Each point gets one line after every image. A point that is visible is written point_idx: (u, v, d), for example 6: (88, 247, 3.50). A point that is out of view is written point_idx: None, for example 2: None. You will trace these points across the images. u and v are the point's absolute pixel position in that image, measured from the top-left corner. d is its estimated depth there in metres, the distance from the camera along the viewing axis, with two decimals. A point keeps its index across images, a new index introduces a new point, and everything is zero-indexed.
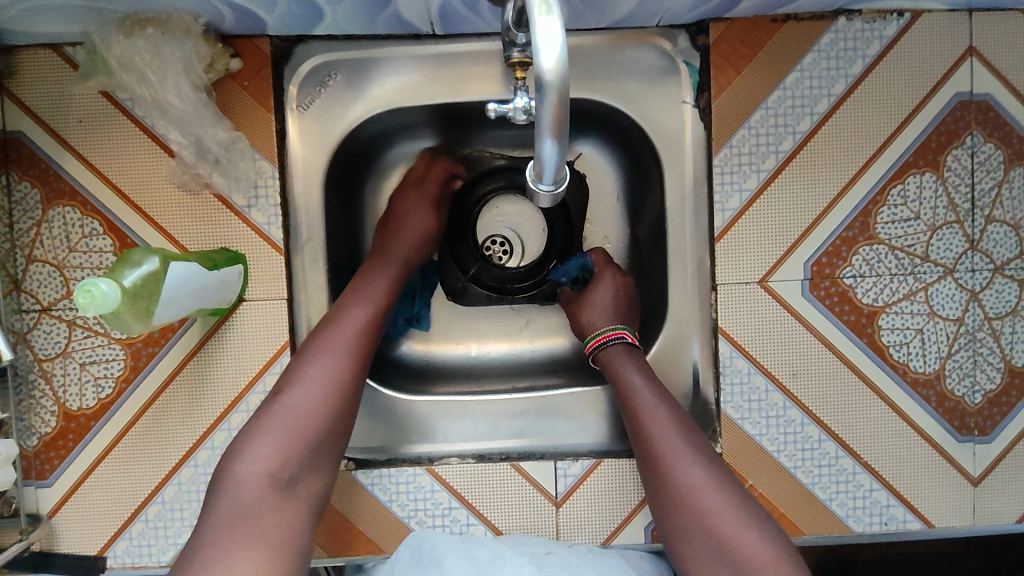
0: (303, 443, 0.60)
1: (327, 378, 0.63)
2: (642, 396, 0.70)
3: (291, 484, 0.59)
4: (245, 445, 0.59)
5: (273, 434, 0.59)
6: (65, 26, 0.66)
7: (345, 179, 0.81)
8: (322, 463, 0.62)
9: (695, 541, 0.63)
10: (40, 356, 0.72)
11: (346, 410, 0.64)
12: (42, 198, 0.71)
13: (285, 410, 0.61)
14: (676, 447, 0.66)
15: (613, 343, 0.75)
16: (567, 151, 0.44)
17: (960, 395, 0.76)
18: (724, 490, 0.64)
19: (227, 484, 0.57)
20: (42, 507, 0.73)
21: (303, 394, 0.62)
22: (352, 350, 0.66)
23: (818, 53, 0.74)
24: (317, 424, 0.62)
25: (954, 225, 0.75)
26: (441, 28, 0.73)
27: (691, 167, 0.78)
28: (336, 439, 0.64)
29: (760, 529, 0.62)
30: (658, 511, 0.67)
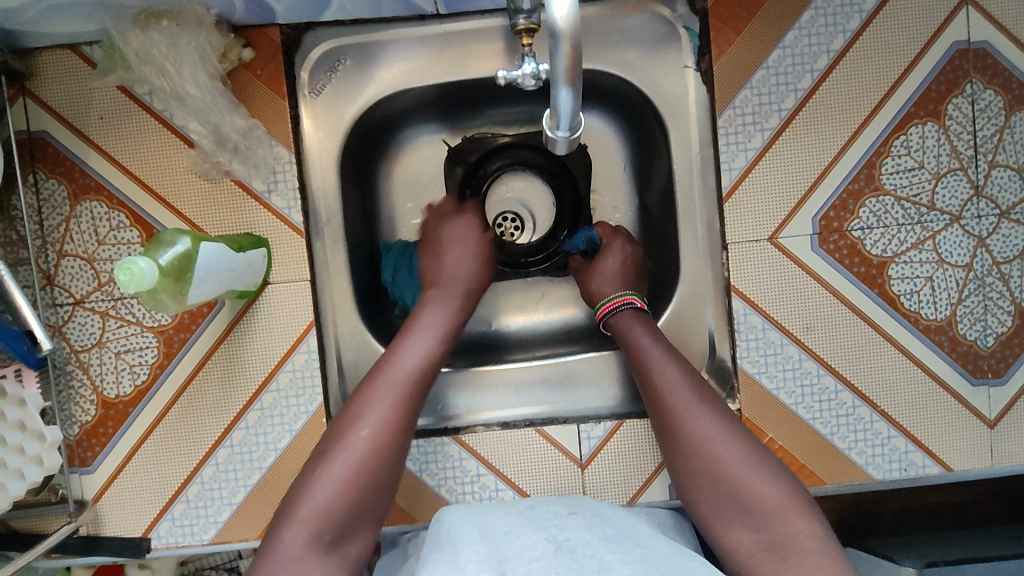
0: (351, 498, 0.61)
1: (382, 427, 0.64)
2: (651, 355, 0.72)
3: (333, 545, 0.60)
4: (301, 493, 0.61)
5: (326, 481, 0.61)
6: (83, 25, 0.68)
7: (358, 163, 0.83)
8: (369, 519, 0.63)
9: (707, 489, 0.66)
10: (76, 347, 0.75)
11: (394, 466, 0.65)
12: (69, 194, 0.74)
13: (341, 456, 0.63)
14: (687, 401, 0.68)
15: (622, 309, 0.77)
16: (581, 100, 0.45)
17: (973, 339, 0.78)
18: (736, 437, 0.66)
19: (282, 530, 0.59)
20: (86, 492, 0.76)
21: (360, 438, 0.63)
22: (399, 408, 0.66)
23: (814, 10, 0.75)
24: (366, 482, 0.62)
25: (959, 172, 0.77)
26: (444, 8, 0.75)
27: (696, 130, 0.79)
28: (384, 493, 0.64)
29: (770, 471, 0.64)
30: (671, 461, 0.69)
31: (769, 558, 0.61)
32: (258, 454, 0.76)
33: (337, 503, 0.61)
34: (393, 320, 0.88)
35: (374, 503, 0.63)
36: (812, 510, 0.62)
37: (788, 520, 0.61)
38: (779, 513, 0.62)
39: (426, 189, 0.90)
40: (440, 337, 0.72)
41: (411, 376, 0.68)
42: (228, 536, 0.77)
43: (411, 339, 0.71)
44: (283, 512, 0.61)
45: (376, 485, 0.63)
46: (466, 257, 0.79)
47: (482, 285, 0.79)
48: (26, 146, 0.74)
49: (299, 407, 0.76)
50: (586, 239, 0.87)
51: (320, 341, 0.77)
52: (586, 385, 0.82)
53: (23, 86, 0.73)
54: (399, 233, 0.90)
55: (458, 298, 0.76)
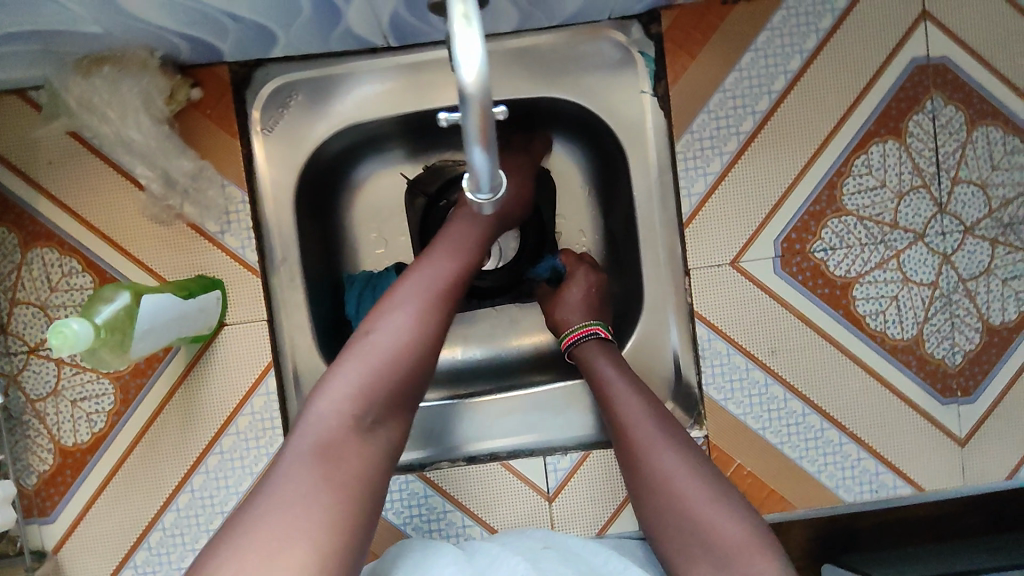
0: (389, 383, 0.54)
1: (412, 326, 0.56)
2: (616, 387, 0.71)
3: (373, 427, 0.53)
4: (325, 386, 0.54)
5: (355, 373, 0.53)
6: (24, 72, 0.67)
7: (315, 197, 0.82)
8: (406, 410, 0.56)
9: (670, 526, 0.63)
10: (32, 397, 0.74)
11: (433, 358, 0.58)
12: (19, 241, 0.73)
13: (369, 352, 0.55)
14: (650, 434, 0.67)
15: (586, 340, 0.76)
16: (498, 159, 0.44)
17: (940, 357, 0.77)
18: (700, 471, 0.64)
19: (309, 423, 0.51)
20: (47, 543, 0.75)
21: (389, 335, 0.55)
22: (442, 297, 0.60)
23: (771, 31, 0.74)
24: (408, 368, 0.55)
25: (921, 189, 0.76)
26: (394, 40, 0.74)
27: (655, 154, 0.78)
28: (422, 389, 0.57)
29: (732, 508, 0.61)
30: (638, 499, 0.67)
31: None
32: (219, 498, 0.75)
33: (376, 385, 0.53)
34: None
35: (410, 397, 0.56)
36: (775, 549, 0.58)
37: (749, 560, 0.58)
38: (740, 551, 0.58)
39: (388, 219, 0.88)
40: (476, 242, 0.67)
41: (448, 275, 0.62)
42: None
43: (449, 240, 0.65)
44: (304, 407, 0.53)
45: (417, 375, 0.56)
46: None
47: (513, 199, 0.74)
48: None
49: (260, 449, 0.75)
50: (552, 266, 0.86)
51: (280, 381, 0.76)
52: (554, 416, 0.81)
53: None
54: (363, 264, 0.89)
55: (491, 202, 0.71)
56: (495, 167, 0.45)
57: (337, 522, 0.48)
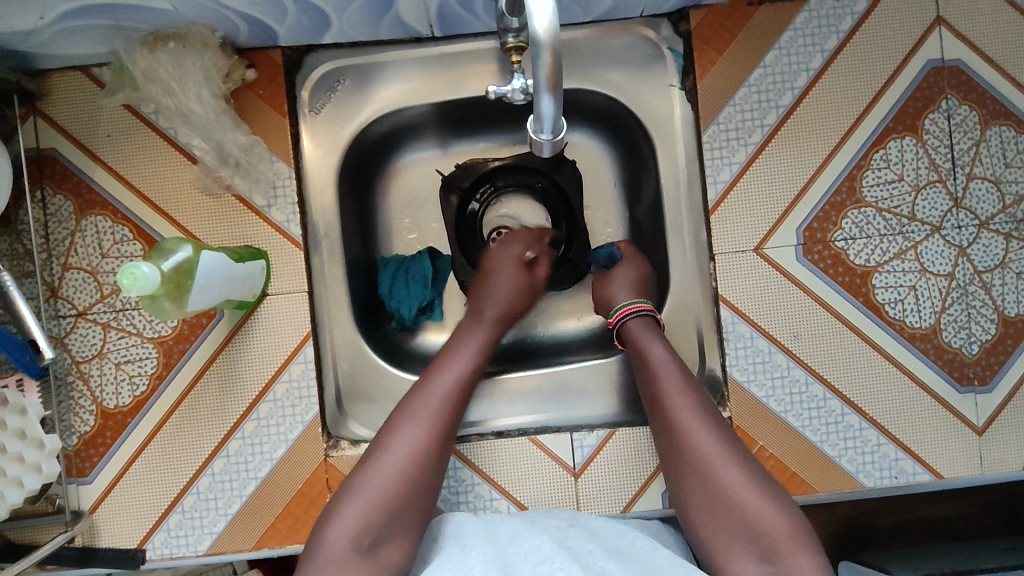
0: (390, 507, 0.64)
1: (410, 451, 0.66)
2: (659, 369, 0.72)
3: (373, 549, 0.62)
4: (336, 512, 0.64)
5: (358, 498, 0.64)
6: (94, 47, 0.72)
7: (355, 180, 0.86)
8: (407, 525, 0.65)
9: (711, 513, 0.65)
10: (77, 358, 0.77)
11: (433, 470, 0.68)
12: (75, 209, 0.76)
13: (371, 479, 0.65)
14: (694, 417, 0.68)
15: (629, 318, 0.77)
16: (563, 104, 0.48)
17: (958, 346, 0.79)
18: (737, 459, 0.66)
19: (318, 546, 0.62)
20: (83, 503, 0.77)
21: (390, 459, 0.66)
22: (437, 419, 0.69)
23: (793, 31, 0.79)
24: (406, 490, 0.65)
25: (937, 184, 0.79)
26: (439, 30, 0.78)
27: (682, 145, 0.82)
28: (424, 501, 0.67)
29: (773, 497, 0.64)
30: (675, 481, 0.68)
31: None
32: (254, 464, 0.77)
33: (377, 510, 0.63)
34: (389, 331, 0.90)
35: (411, 511, 0.65)
36: (812, 541, 0.61)
37: (790, 552, 0.61)
38: (784, 542, 0.61)
39: (422, 206, 0.92)
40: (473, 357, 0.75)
41: (440, 410, 0.70)
42: (223, 547, 0.77)
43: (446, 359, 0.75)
44: (324, 522, 0.64)
45: (413, 498, 0.66)
46: (500, 283, 0.81)
47: (518, 305, 0.82)
48: (33, 162, 0.76)
49: (296, 417, 0.78)
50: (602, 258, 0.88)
51: (317, 351, 0.79)
52: (578, 395, 0.84)
53: (32, 105, 0.76)
54: (396, 247, 0.92)
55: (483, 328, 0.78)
56: (559, 112, 0.49)
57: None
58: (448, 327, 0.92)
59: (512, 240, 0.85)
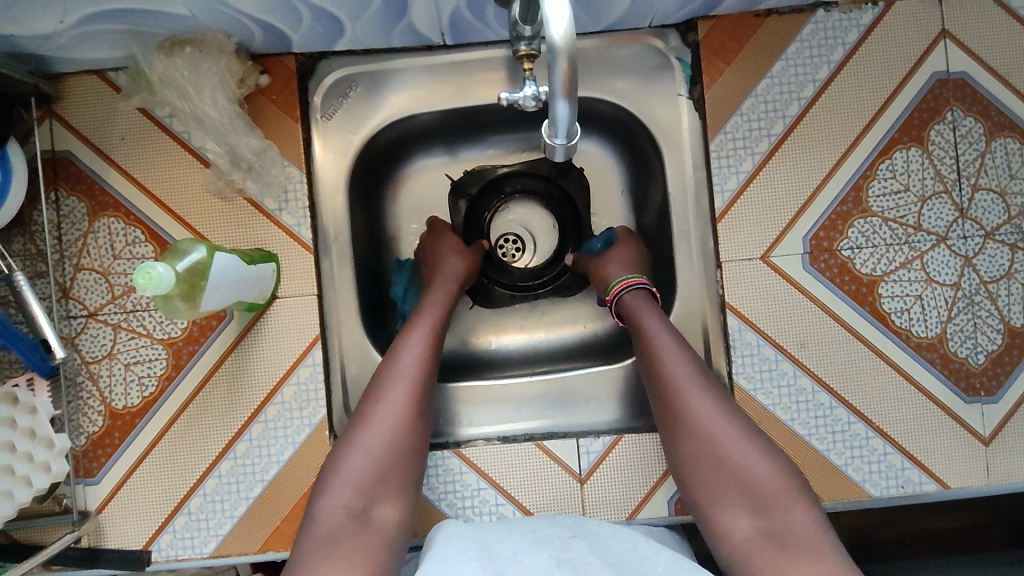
0: (378, 472, 0.64)
1: (391, 415, 0.67)
2: (655, 338, 0.71)
3: (366, 512, 0.62)
4: (327, 482, 0.64)
5: (346, 465, 0.64)
6: (111, 51, 0.73)
7: (365, 185, 0.87)
8: (397, 488, 0.65)
9: (710, 478, 0.65)
10: (87, 358, 0.77)
11: (416, 433, 0.68)
12: (88, 210, 0.77)
13: (358, 446, 0.65)
14: (688, 377, 0.68)
15: (627, 292, 0.77)
16: (577, 108, 0.48)
17: (964, 356, 0.79)
18: (735, 423, 0.66)
19: (312, 516, 0.62)
20: (90, 503, 0.77)
21: (373, 426, 0.66)
22: (414, 381, 0.69)
23: (800, 43, 0.80)
24: (391, 453, 0.66)
25: (943, 195, 0.80)
26: (450, 38, 0.79)
27: (690, 154, 0.83)
28: (410, 461, 0.67)
29: (772, 459, 0.65)
30: (674, 449, 0.68)
31: (770, 543, 0.60)
32: (260, 466, 0.78)
33: (366, 475, 0.64)
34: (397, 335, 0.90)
35: (398, 475, 0.66)
36: (810, 499, 0.62)
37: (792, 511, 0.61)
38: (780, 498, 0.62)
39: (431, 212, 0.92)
40: (437, 319, 0.76)
41: (416, 369, 0.70)
42: (229, 549, 0.77)
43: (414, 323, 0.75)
44: (315, 494, 0.64)
45: (401, 461, 0.66)
46: (446, 254, 0.84)
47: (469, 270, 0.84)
48: (48, 165, 0.77)
49: (303, 419, 0.78)
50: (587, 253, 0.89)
51: (325, 354, 0.80)
52: (585, 401, 0.84)
53: (48, 108, 0.77)
54: (404, 252, 0.93)
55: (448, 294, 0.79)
56: (573, 116, 0.49)
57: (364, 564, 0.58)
58: (455, 333, 0.92)
59: (428, 230, 0.89)
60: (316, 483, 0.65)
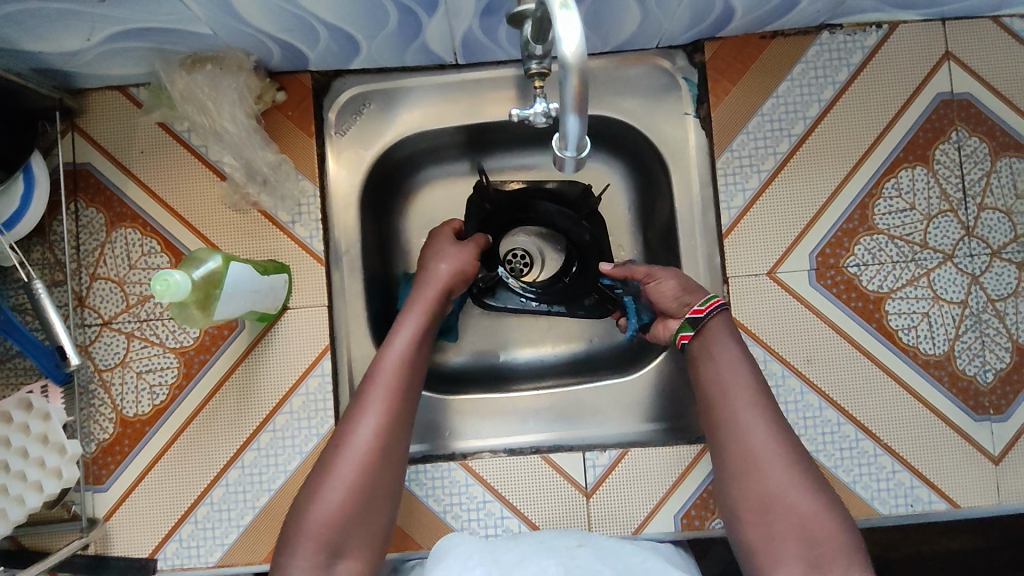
0: (346, 522, 0.62)
1: (356, 461, 0.64)
2: (728, 365, 0.69)
3: (331, 568, 0.61)
4: (293, 532, 0.62)
5: (311, 516, 0.62)
6: (134, 68, 0.75)
7: (377, 199, 0.88)
8: (366, 537, 0.64)
9: (761, 518, 0.64)
10: (100, 366, 0.78)
11: (385, 476, 0.65)
12: (106, 221, 0.79)
13: (322, 495, 0.63)
14: (759, 418, 0.66)
15: (715, 314, 0.72)
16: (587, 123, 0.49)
17: (972, 374, 0.79)
18: (800, 468, 0.64)
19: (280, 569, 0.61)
20: (98, 511, 0.78)
21: (340, 472, 0.63)
22: (383, 422, 0.66)
23: (805, 64, 0.81)
24: (358, 502, 0.63)
25: (949, 214, 0.80)
26: (462, 58, 0.81)
27: (696, 171, 0.84)
28: (378, 508, 0.65)
29: (832, 509, 0.63)
30: (728, 482, 0.66)
31: None
32: (267, 476, 0.78)
33: (331, 528, 0.62)
34: None
35: (367, 524, 0.64)
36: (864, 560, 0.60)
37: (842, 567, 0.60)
38: (831, 558, 0.60)
39: None
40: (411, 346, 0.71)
41: (385, 408, 0.66)
42: (234, 559, 0.77)
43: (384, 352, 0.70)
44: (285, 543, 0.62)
45: (371, 507, 0.64)
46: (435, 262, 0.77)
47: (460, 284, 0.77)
48: (69, 176, 0.79)
49: (311, 429, 0.79)
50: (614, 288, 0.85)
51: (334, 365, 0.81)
52: (591, 415, 0.84)
53: (71, 122, 0.80)
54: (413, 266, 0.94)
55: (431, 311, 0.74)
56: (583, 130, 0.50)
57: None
58: (463, 346, 0.92)
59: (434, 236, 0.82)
60: (284, 529, 0.64)
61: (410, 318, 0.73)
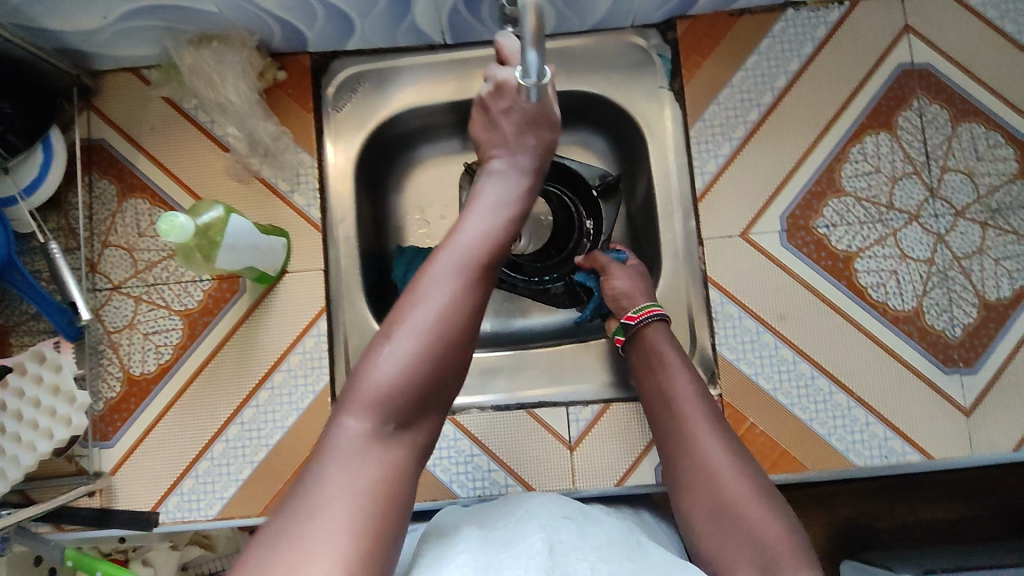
0: (419, 382, 0.54)
1: (439, 314, 0.55)
2: (672, 379, 0.74)
3: (395, 431, 0.54)
4: (360, 383, 0.54)
5: (383, 368, 0.54)
6: (146, 48, 0.81)
7: (372, 174, 0.94)
8: (433, 408, 0.57)
9: (712, 524, 0.65)
10: (109, 328, 0.83)
11: (468, 342, 0.58)
12: (117, 192, 0.84)
13: (397, 346, 0.55)
14: (702, 426, 0.70)
15: (651, 320, 0.79)
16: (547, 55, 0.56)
17: (941, 328, 0.82)
18: (744, 474, 0.66)
19: (334, 430, 0.53)
20: (104, 466, 0.82)
21: (419, 323, 0.55)
22: (469, 278, 0.58)
23: (772, 38, 0.86)
24: (437, 363, 0.55)
25: (913, 176, 0.84)
26: (450, 37, 0.87)
27: (672, 141, 0.89)
28: (453, 379, 0.57)
29: (778, 512, 0.64)
30: (681, 491, 0.69)
31: None
32: (265, 431, 0.82)
33: (403, 385, 0.54)
34: None
35: (437, 393, 0.56)
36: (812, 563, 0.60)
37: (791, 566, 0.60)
38: (785, 555, 0.60)
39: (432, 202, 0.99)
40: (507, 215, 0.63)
41: (470, 265, 0.58)
42: (233, 511, 0.81)
43: (478, 213, 0.63)
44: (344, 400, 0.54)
45: (439, 384, 0.56)
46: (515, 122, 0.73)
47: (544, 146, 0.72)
48: (84, 151, 0.85)
49: (307, 386, 0.82)
50: (586, 281, 0.91)
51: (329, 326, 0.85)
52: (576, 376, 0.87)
53: (87, 101, 0.86)
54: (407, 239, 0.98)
55: (512, 207, 0.65)
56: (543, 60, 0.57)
57: (359, 529, 0.49)
58: None
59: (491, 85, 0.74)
60: (344, 385, 0.56)
61: (496, 205, 0.64)
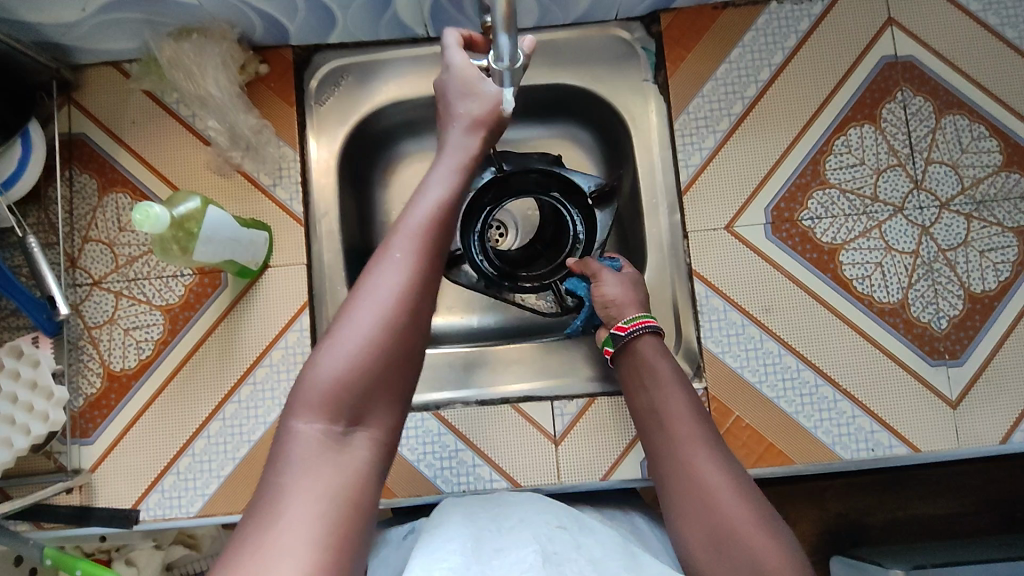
0: (368, 375, 0.54)
1: (383, 305, 0.55)
2: (664, 391, 0.71)
3: (347, 430, 0.54)
4: (309, 382, 0.54)
5: (329, 364, 0.54)
6: (126, 41, 0.81)
7: (356, 169, 0.93)
8: (388, 400, 0.56)
9: (705, 545, 0.62)
10: (89, 323, 0.82)
11: (418, 330, 0.57)
12: (98, 187, 0.84)
13: (343, 339, 0.54)
14: (695, 443, 0.67)
15: (642, 333, 0.77)
16: (519, 40, 0.55)
17: (927, 321, 0.82)
18: (740, 493, 0.63)
19: (288, 435, 0.53)
20: (84, 463, 0.81)
21: (364, 315, 0.55)
22: (414, 265, 0.57)
23: (755, 31, 0.86)
24: (385, 353, 0.55)
25: (897, 168, 0.84)
26: (433, 30, 0.87)
27: (657, 135, 0.89)
28: (406, 369, 0.57)
29: (775, 533, 0.61)
30: (673, 509, 0.66)
31: None
32: (248, 427, 0.81)
33: (351, 379, 0.53)
34: None
35: (390, 384, 0.56)
36: None
37: None
38: None
39: None
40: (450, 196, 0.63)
41: (414, 251, 0.58)
42: (214, 509, 0.80)
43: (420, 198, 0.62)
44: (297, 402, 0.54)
45: (391, 375, 0.55)
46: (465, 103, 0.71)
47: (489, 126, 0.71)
48: (65, 146, 0.84)
49: (290, 381, 0.82)
50: (577, 288, 0.87)
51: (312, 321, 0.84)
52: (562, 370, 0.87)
53: (68, 96, 0.85)
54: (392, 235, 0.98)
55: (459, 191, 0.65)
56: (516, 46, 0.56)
57: (318, 539, 0.48)
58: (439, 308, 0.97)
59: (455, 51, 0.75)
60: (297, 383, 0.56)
61: (440, 187, 0.64)
